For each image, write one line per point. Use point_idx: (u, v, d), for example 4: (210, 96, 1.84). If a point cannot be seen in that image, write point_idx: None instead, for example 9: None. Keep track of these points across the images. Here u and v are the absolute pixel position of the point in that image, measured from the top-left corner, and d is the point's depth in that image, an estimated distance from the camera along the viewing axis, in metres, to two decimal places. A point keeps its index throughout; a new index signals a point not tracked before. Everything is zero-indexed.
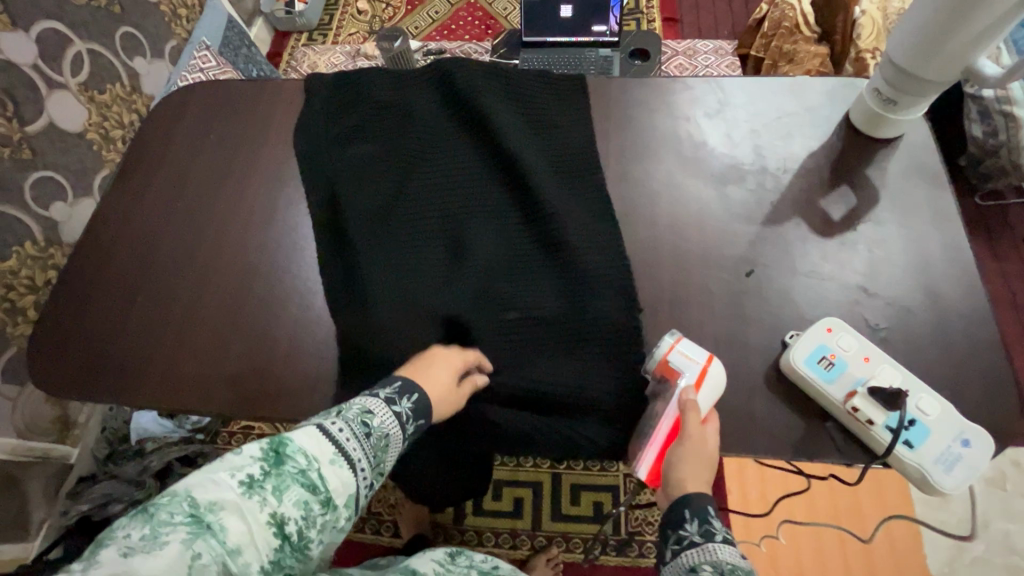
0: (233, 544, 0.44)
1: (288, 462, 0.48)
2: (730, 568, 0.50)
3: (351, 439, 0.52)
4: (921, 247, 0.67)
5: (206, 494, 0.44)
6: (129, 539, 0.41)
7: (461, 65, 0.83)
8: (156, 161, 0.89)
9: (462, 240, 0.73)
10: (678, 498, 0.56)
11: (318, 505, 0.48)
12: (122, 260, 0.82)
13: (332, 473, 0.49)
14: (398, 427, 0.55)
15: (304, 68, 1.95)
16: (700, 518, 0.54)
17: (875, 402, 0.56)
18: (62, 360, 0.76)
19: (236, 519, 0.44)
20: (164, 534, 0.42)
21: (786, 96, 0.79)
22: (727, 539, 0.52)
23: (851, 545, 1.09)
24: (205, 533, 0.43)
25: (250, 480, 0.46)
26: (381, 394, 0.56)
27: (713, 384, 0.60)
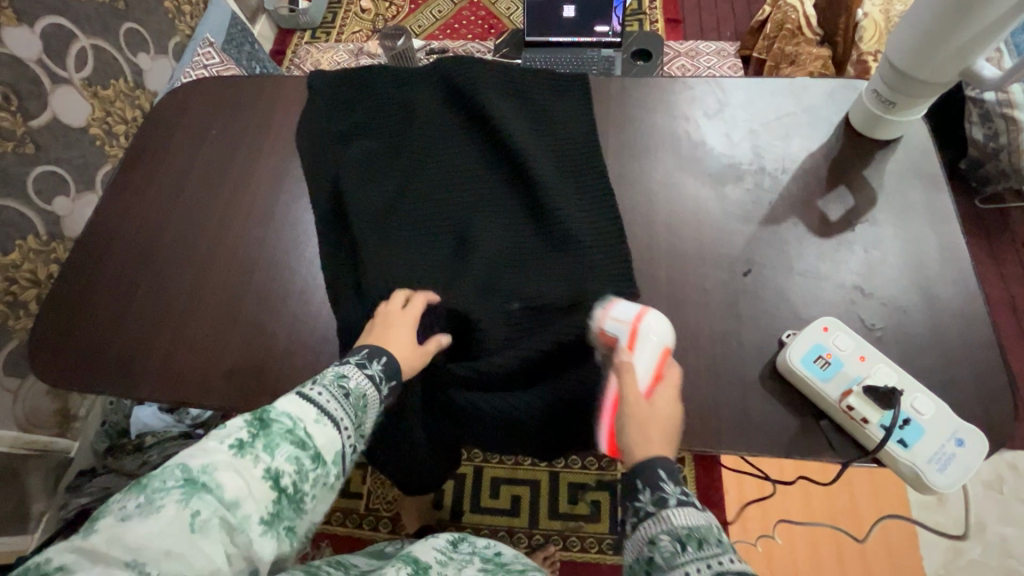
0: (232, 498, 0.46)
1: (273, 424, 0.51)
2: (687, 534, 0.47)
3: (331, 398, 0.56)
4: (919, 248, 0.67)
5: (197, 461, 0.46)
6: (124, 509, 0.43)
7: (465, 67, 0.84)
8: (158, 156, 0.89)
9: (462, 238, 0.74)
10: (633, 465, 0.53)
11: (308, 459, 0.52)
12: (123, 254, 0.82)
13: (319, 430, 0.53)
14: (374, 388, 0.61)
15: (307, 66, 1.96)
16: (652, 486, 0.51)
17: (871, 401, 0.56)
18: (64, 353, 0.76)
19: (232, 475, 0.47)
20: (160, 499, 0.43)
21: (785, 97, 0.79)
22: (680, 502, 0.49)
23: (847, 548, 1.10)
24: (201, 492, 0.44)
25: (239, 443, 0.49)
26: (352, 360, 0.61)
27: (654, 338, 0.62)
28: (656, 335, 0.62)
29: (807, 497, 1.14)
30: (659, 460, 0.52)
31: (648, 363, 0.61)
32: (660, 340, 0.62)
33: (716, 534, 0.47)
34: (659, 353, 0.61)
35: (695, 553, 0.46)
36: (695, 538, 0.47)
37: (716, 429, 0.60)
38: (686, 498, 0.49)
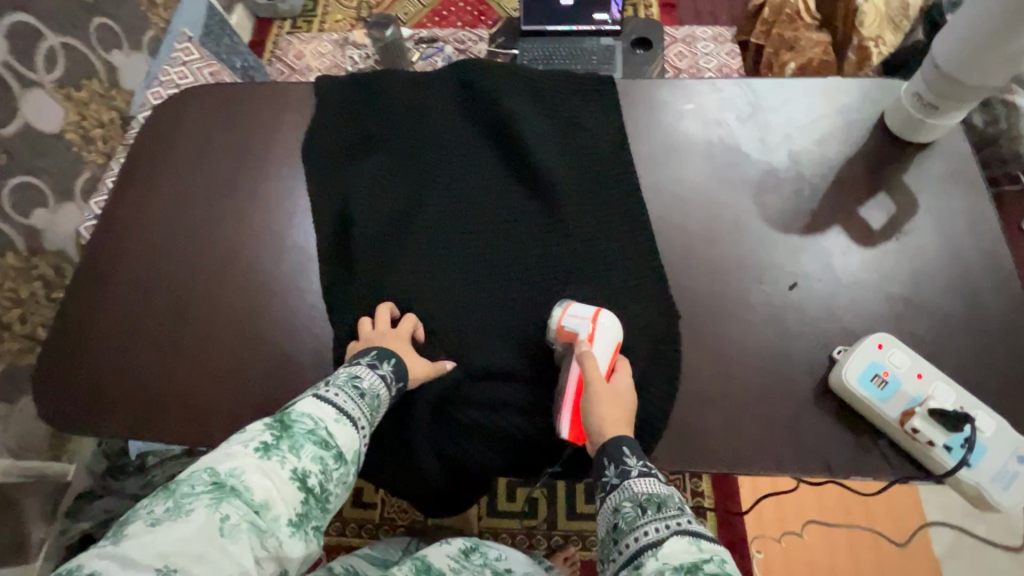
0: (261, 501, 0.45)
1: (295, 425, 0.51)
2: (647, 499, 0.50)
3: (348, 399, 0.56)
4: (963, 256, 0.66)
5: (224, 465, 0.46)
6: (154, 513, 0.42)
7: (482, 68, 0.80)
8: (153, 169, 0.82)
9: (490, 250, 0.70)
10: (609, 441, 0.55)
11: (332, 459, 0.51)
12: (122, 278, 0.76)
13: (339, 430, 0.53)
14: (386, 388, 0.60)
15: (291, 57, 1.85)
16: (615, 461, 0.53)
17: (936, 422, 0.55)
18: (71, 393, 0.71)
19: (260, 477, 0.46)
20: (189, 503, 0.43)
21: (818, 98, 0.77)
22: (643, 472, 0.52)
23: (861, 553, 1.07)
24: (229, 496, 0.44)
25: (264, 446, 0.48)
26: (363, 360, 0.60)
27: (608, 335, 0.62)
28: (613, 332, 0.62)
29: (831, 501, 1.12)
30: (625, 439, 0.55)
31: (605, 359, 0.61)
32: (614, 336, 0.62)
33: (675, 498, 0.50)
34: (613, 350, 0.62)
35: (654, 515, 0.49)
36: (655, 502, 0.50)
37: (771, 450, 0.59)
38: (648, 468, 0.52)
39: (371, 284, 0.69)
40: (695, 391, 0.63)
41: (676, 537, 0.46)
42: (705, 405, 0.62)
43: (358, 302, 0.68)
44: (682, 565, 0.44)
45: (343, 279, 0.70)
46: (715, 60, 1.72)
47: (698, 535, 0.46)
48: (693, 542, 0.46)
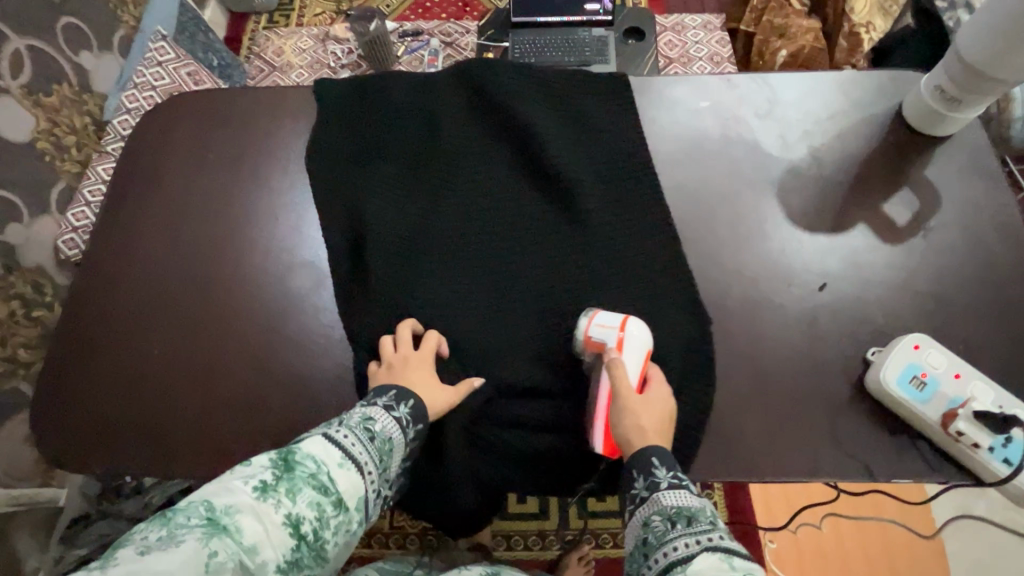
0: (250, 544, 0.42)
1: (297, 467, 0.48)
2: (677, 512, 0.50)
3: (357, 443, 0.52)
4: (989, 251, 0.66)
5: (221, 499, 0.43)
6: (146, 540, 0.40)
7: (490, 68, 0.76)
8: (144, 183, 0.78)
9: (511, 262, 0.68)
10: (641, 449, 0.54)
11: (330, 506, 0.48)
12: (118, 300, 0.72)
13: (343, 475, 0.50)
14: (401, 431, 0.56)
15: (270, 55, 1.66)
16: (644, 473, 0.53)
17: (978, 423, 0.55)
18: (72, 430, 0.66)
19: (252, 519, 0.43)
20: (179, 535, 0.40)
21: (835, 91, 0.76)
22: (672, 484, 0.52)
23: (870, 545, 1.09)
24: (221, 534, 0.41)
25: (263, 485, 0.45)
26: (379, 401, 0.57)
27: (638, 342, 0.60)
28: (643, 340, 0.61)
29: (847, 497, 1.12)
30: (660, 449, 0.54)
31: (637, 367, 0.59)
32: (645, 344, 0.61)
33: (706, 513, 0.49)
34: (645, 358, 0.60)
35: (684, 529, 0.48)
36: (685, 516, 0.49)
37: (812, 457, 0.58)
38: (678, 481, 0.52)
39: (389, 301, 0.66)
40: (731, 398, 0.62)
41: (707, 554, 0.46)
42: (743, 413, 0.61)
43: (378, 318, 0.65)
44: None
45: (358, 296, 0.67)
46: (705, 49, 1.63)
47: (731, 552, 0.46)
48: (725, 559, 0.45)
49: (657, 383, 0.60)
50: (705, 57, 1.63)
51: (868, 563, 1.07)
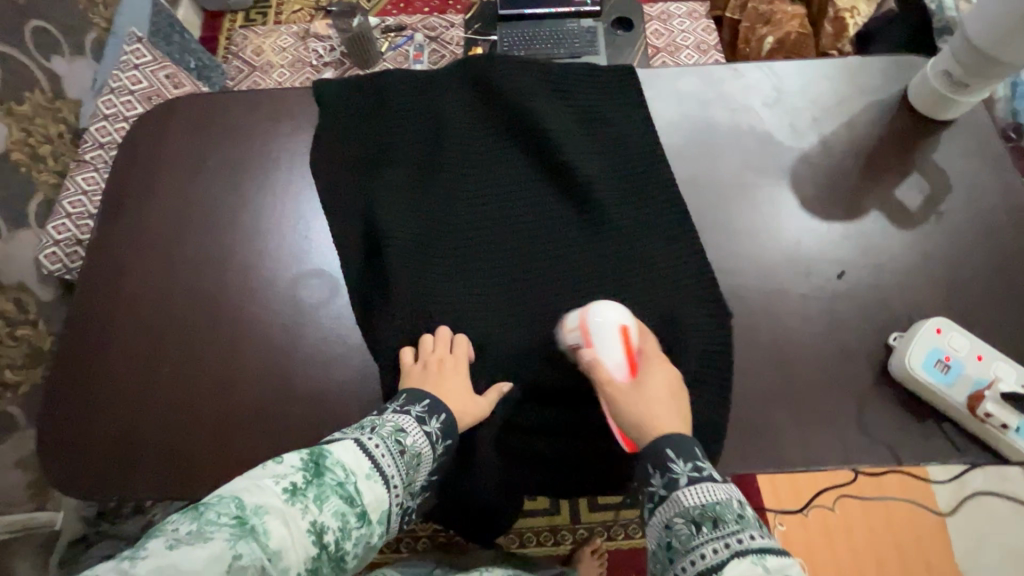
0: (275, 548, 0.40)
1: (327, 473, 0.46)
2: (701, 513, 0.46)
3: (386, 454, 0.51)
4: (999, 232, 0.67)
5: (252, 498, 0.42)
6: (175, 532, 0.38)
7: (496, 63, 0.75)
8: (143, 196, 0.76)
9: (529, 261, 0.67)
10: (656, 438, 0.51)
11: (354, 517, 0.46)
12: (124, 317, 0.70)
13: (369, 487, 0.48)
14: (430, 446, 0.55)
15: (249, 53, 1.58)
16: (661, 469, 0.49)
17: (1005, 404, 0.56)
18: (82, 454, 0.64)
19: (280, 523, 0.41)
20: (208, 532, 0.38)
21: (841, 78, 0.76)
22: (692, 480, 0.48)
23: (875, 526, 1.11)
24: (248, 536, 0.39)
25: (293, 487, 0.43)
26: (413, 411, 0.55)
27: (607, 327, 0.58)
28: (617, 317, 0.58)
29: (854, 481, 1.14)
30: (691, 440, 0.51)
31: (617, 349, 0.57)
32: (619, 321, 0.58)
33: (732, 509, 0.46)
34: (624, 334, 0.58)
35: (710, 532, 0.45)
36: (710, 517, 0.46)
37: (843, 443, 0.58)
38: (699, 475, 0.48)
39: (407, 305, 0.64)
40: (759, 389, 0.61)
41: (737, 559, 0.42)
42: (772, 403, 0.61)
43: (397, 324, 0.64)
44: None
45: (376, 301, 0.66)
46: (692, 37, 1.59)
47: (764, 552, 0.42)
48: (758, 562, 0.42)
49: (650, 356, 0.57)
50: (691, 46, 1.57)
51: (872, 542, 1.10)
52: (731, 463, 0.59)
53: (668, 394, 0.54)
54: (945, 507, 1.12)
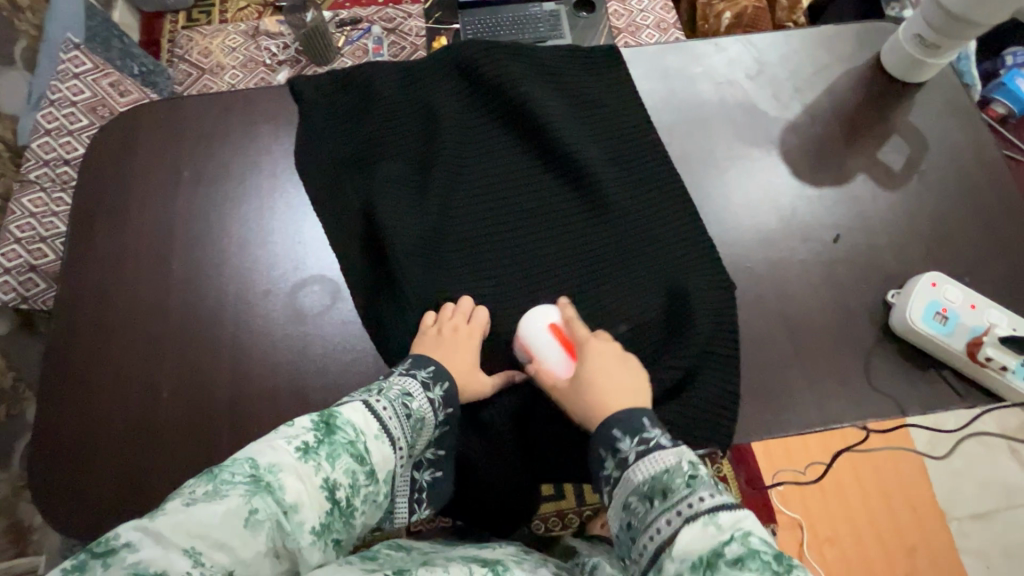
0: (290, 503, 0.42)
1: (338, 432, 0.46)
2: (651, 488, 0.47)
3: (394, 416, 0.51)
4: (974, 186, 0.70)
5: (265, 457, 0.43)
6: (193, 492, 0.40)
7: (481, 48, 0.73)
8: (117, 213, 0.73)
9: (535, 248, 0.66)
10: (602, 423, 0.52)
11: (364, 475, 0.47)
12: (110, 339, 0.67)
13: (378, 447, 0.48)
14: (433, 412, 0.55)
15: (196, 55, 1.47)
16: (611, 450, 0.51)
17: (1004, 349, 0.59)
18: (79, 484, 0.61)
19: (294, 479, 0.42)
20: (224, 490, 0.40)
21: (817, 47, 0.78)
22: (639, 455, 0.49)
23: (866, 477, 1.15)
24: (262, 491, 0.41)
25: (305, 446, 0.44)
26: (418, 376, 0.55)
27: (540, 330, 0.59)
28: (544, 318, 0.60)
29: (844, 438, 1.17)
30: (640, 411, 0.52)
31: (554, 348, 0.58)
32: (546, 322, 0.60)
33: (679, 476, 0.47)
34: (557, 333, 0.59)
35: (662, 504, 0.46)
36: (660, 489, 0.47)
37: (853, 397, 0.61)
38: (646, 446, 0.49)
39: (416, 303, 0.63)
40: (772, 354, 0.63)
41: (690, 526, 0.44)
42: (785, 366, 0.62)
43: (407, 323, 0.63)
44: (700, 558, 0.42)
45: (382, 302, 0.64)
46: (651, 16, 1.50)
47: (716, 511, 0.44)
48: (710, 522, 0.43)
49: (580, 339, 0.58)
50: (652, 25, 1.49)
51: (866, 493, 1.14)
52: (753, 430, 0.60)
53: (614, 365, 0.56)
54: (925, 452, 1.18)
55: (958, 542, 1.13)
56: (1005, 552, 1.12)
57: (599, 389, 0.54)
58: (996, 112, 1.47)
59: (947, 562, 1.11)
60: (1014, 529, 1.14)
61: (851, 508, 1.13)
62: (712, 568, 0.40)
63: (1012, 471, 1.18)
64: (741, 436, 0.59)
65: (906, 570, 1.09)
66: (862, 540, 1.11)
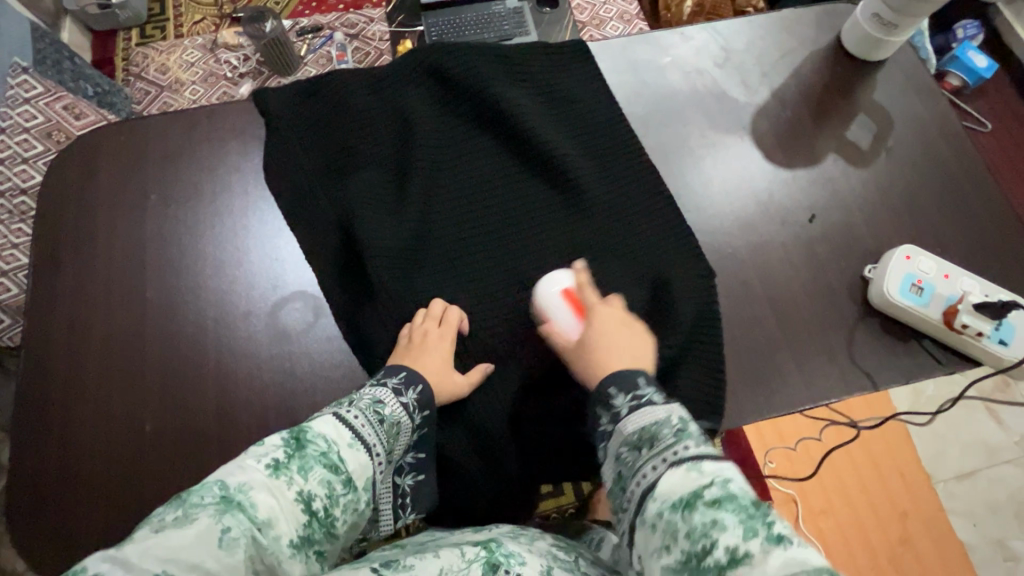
0: (265, 518, 0.40)
1: (309, 445, 0.46)
2: (640, 438, 0.48)
3: (366, 424, 0.50)
4: (940, 159, 0.72)
5: (234, 478, 0.42)
6: (162, 520, 0.38)
7: (451, 51, 0.72)
8: (85, 242, 0.70)
9: (519, 250, 0.65)
10: (601, 380, 0.53)
11: (340, 484, 0.46)
12: (85, 374, 0.64)
13: (352, 455, 0.48)
14: (408, 417, 0.54)
15: (153, 72, 1.43)
16: (606, 407, 0.52)
17: (979, 314, 0.61)
18: (63, 527, 0.59)
19: (266, 495, 0.41)
20: (194, 513, 0.38)
21: (780, 32, 0.79)
22: (633, 408, 0.50)
23: (854, 447, 1.18)
24: (234, 509, 0.39)
25: (276, 462, 0.43)
26: (389, 383, 0.55)
27: (558, 290, 0.60)
28: (558, 283, 0.60)
29: (830, 412, 1.20)
30: (607, 378, 0.53)
31: (564, 310, 0.59)
32: (559, 286, 0.60)
33: (668, 427, 0.47)
34: (569, 297, 0.60)
35: (649, 452, 0.46)
36: (648, 438, 0.47)
37: (841, 374, 0.62)
38: (639, 402, 0.50)
39: (402, 313, 0.62)
40: (759, 337, 0.63)
41: (673, 470, 0.44)
42: (774, 350, 0.63)
43: (395, 333, 0.62)
44: (679, 498, 0.42)
45: (366, 314, 0.63)
46: (615, 7, 1.50)
47: (698, 458, 0.43)
48: (692, 468, 0.43)
49: (591, 304, 0.59)
50: (615, 17, 1.49)
51: (855, 464, 1.17)
52: (748, 414, 0.60)
53: (615, 328, 0.57)
54: (908, 419, 1.21)
55: (946, 503, 1.16)
56: (989, 509, 1.17)
57: (601, 348, 0.56)
58: (952, 84, 1.52)
59: (935, 523, 1.15)
60: (996, 486, 1.19)
61: (842, 478, 1.16)
62: (690, 508, 0.41)
63: (990, 430, 1.22)
64: (735, 420, 0.60)
65: (899, 534, 1.12)
66: (855, 509, 1.13)
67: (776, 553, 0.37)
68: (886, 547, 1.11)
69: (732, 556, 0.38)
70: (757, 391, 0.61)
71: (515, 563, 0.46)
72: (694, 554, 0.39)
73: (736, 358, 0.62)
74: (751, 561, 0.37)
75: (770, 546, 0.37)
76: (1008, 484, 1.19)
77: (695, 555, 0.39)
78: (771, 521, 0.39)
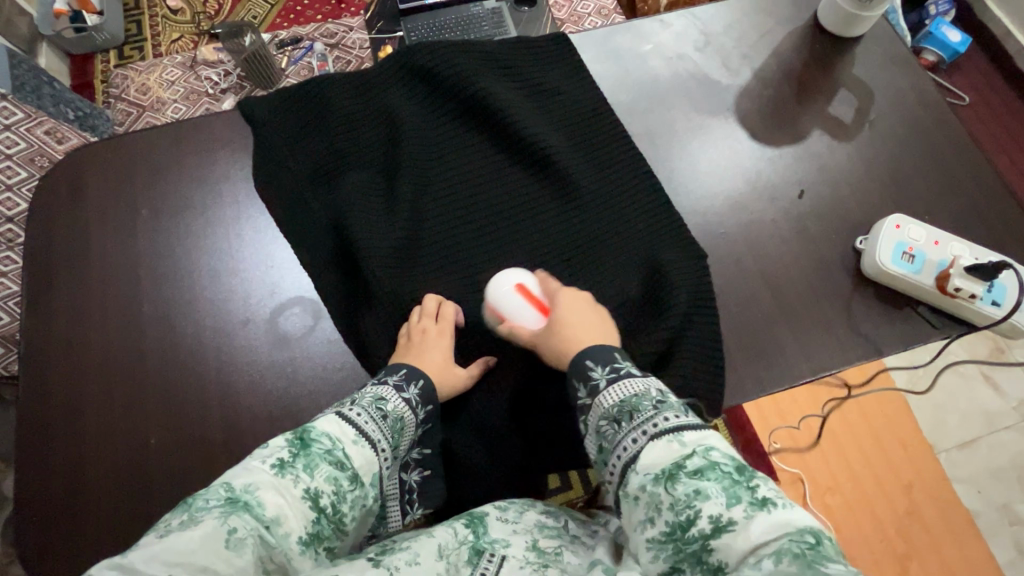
0: (272, 517, 0.41)
1: (314, 444, 0.45)
2: (618, 411, 0.48)
3: (370, 420, 0.50)
4: (921, 128, 0.73)
5: (240, 479, 0.42)
6: (168, 526, 0.38)
7: (435, 47, 0.73)
8: (76, 263, 0.69)
9: (509, 244, 0.65)
10: (576, 355, 0.54)
11: (347, 480, 0.46)
12: (84, 395, 0.64)
13: (357, 452, 0.47)
14: (411, 412, 0.54)
15: (133, 93, 1.42)
16: (584, 380, 0.52)
17: (970, 278, 0.62)
18: (70, 552, 0.59)
19: (273, 494, 0.41)
20: (199, 516, 0.39)
21: (757, 12, 0.80)
22: (611, 381, 0.51)
23: (856, 422, 1.19)
24: (241, 510, 0.40)
25: (281, 462, 0.43)
26: (390, 380, 0.55)
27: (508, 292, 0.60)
28: (509, 282, 0.60)
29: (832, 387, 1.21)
30: (581, 353, 0.53)
31: (523, 307, 0.59)
32: (512, 285, 0.60)
33: (646, 399, 0.48)
34: (523, 291, 0.60)
35: (629, 424, 0.47)
36: (627, 411, 0.48)
37: (839, 342, 0.63)
38: (616, 374, 0.51)
39: (400, 311, 0.62)
40: (757, 314, 0.64)
41: (654, 442, 0.45)
42: (772, 324, 0.63)
43: (395, 332, 0.62)
44: (662, 470, 0.43)
45: (364, 316, 0.63)
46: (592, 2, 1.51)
47: (680, 430, 0.45)
48: (674, 439, 0.45)
49: (552, 289, 0.60)
50: (593, 13, 1.50)
51: (858, 440, 1.17)
52: (749, 390, 0.61)
53: (583, 308, 0.58)
54: (906, 389, 1.22)
55: (951, 472, 1.18)
56: (993, 474, 1.18)
57: (577, 326, 0.56)
58: (928, 60, 1.54)
59: (940, 493, 1.15)
60: (996, 452, 1.20)
61: (845, 455, 1.16)
62: (673, 480, 0.42)
63: (987, 396, 1.24)
64: (738, 396, 0.60)
65: (906, 506, 1.13)
66: (861, 486, 1.14)
67: (759, 518, 0.39)
68: (893, 523, 1.11)
69: (716, 525, 0.40)
70: (758, 366, 0.62)
71: (500, 547, 0.47)
72: (679, 526, 0.41)
73: (735, 334, 0.63)
74: (733, 530, 0.39)
75: (755, 510, 0.39)
76: (1009, 448, 1.20)
77: (679, 526, 0.41)
78: (754, 487, 0.41)
